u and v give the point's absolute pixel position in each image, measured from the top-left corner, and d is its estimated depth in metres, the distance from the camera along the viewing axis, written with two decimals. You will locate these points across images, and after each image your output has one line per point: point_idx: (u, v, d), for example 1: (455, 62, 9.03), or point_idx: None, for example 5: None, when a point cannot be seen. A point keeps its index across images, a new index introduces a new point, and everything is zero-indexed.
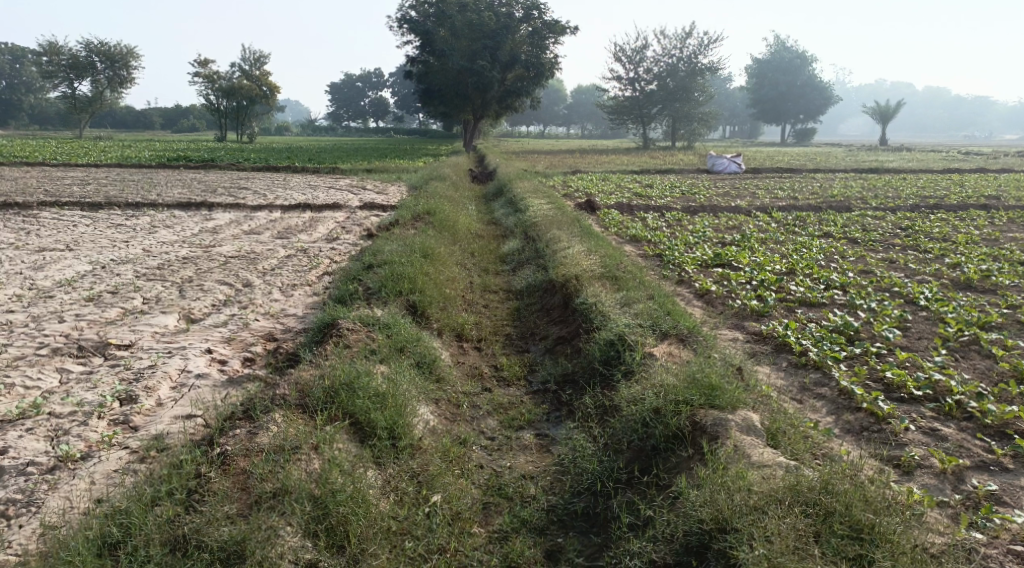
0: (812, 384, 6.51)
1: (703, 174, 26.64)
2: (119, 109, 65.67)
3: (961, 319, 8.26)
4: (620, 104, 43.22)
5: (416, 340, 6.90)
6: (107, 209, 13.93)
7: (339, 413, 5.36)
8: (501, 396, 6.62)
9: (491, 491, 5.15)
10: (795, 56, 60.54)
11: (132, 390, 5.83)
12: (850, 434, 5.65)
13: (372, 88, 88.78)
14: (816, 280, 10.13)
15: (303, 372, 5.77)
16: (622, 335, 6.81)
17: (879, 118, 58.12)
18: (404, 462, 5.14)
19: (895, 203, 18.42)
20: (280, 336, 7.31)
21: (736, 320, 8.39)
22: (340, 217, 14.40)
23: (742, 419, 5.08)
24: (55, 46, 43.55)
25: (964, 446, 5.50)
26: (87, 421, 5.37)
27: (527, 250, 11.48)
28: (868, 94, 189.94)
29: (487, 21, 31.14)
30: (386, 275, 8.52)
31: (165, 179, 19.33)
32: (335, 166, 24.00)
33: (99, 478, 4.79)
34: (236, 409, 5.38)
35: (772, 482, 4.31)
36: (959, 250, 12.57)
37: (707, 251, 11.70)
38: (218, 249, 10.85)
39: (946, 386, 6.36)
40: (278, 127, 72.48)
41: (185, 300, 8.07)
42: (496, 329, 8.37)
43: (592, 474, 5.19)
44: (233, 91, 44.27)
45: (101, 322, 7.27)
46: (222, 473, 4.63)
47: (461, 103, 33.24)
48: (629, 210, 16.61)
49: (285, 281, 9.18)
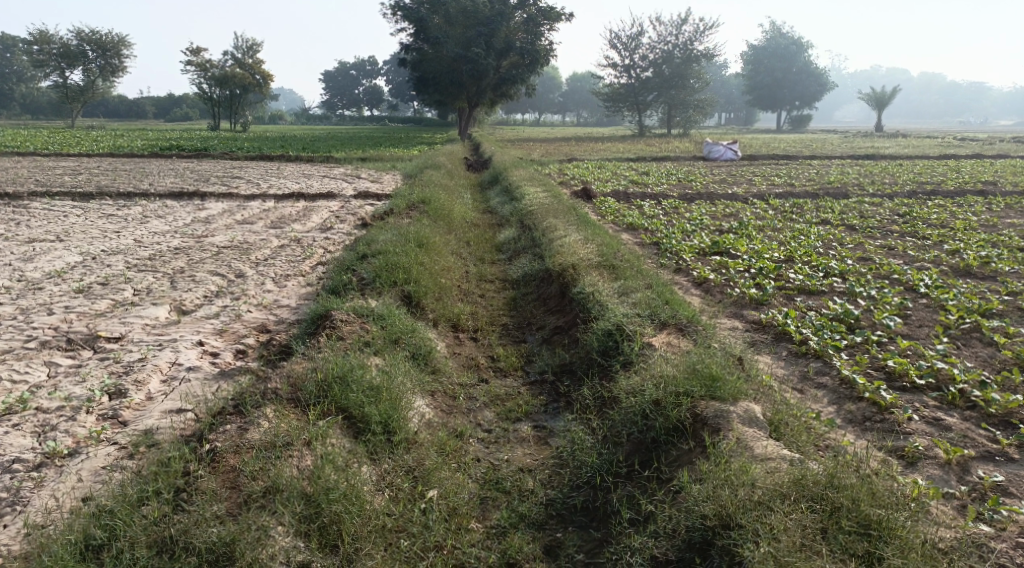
0: (813, 373, 6.42)
1: (698, 161, 26.48)
2: (110, 98, 65.17)
3: (962, 306, 8.17)
4: (615, 91, 42.97)
5: (411, 331, 6.79)
6: (99, 199, 13.76)
7: (332, 407, 5.24)
8: (498, 387, 6.52)
9: (488, 485, 5.06)
10: (790, 42, 60.26)
11: (122, 384, 5.70)
12: (853, 425, 5.56)
13: (367, 76, 88.18)
14: (815, 268, 10.03)
15: (297, 365, 5.65)
16: (620, 325, 6.71)
17: (873, 103, 57.94)
18: (400, 457, 5.03)
19: (892, 190, 18.32)
20: (272, 327, 7.19)
21: (735, 309, 8.29)
22: (335, 206, 14.26)
23: (744, 410, 4.98)
24: (44, 35, 42.97)
25: (969, 436, 5.41)
26: (76, 416, 5.26)
27: (524, 238, 11.37)
28: (863, 80, 189.61)
29: (481, 8, 31.04)
30: (380, 265, 8.39)
31: (157, 168, 19.15)
32: (329, 154, 23.78)
33: (86, 475, 4.68)
34: (227, 403, 5.26)
35: (777, 477, 4.22)
36: (957, 237, 12.48)
37: (704, 239, 11.59)
38: (211, 239, 10.72)
39: (949, 375, 6.28)
40: (272, 116, 72.13)
41: (176, 291, 7.94)
42: (492, 319, 8.27)
43: (591, 467, 5.10)
44: (226, 79, 43.96)
45: (90, 315, 7.13)
46: (211, 471, 4.52)
47: (456, 90, 32.96)
48: (626, 198, 16.48)
49: (278, 272, 9.05)
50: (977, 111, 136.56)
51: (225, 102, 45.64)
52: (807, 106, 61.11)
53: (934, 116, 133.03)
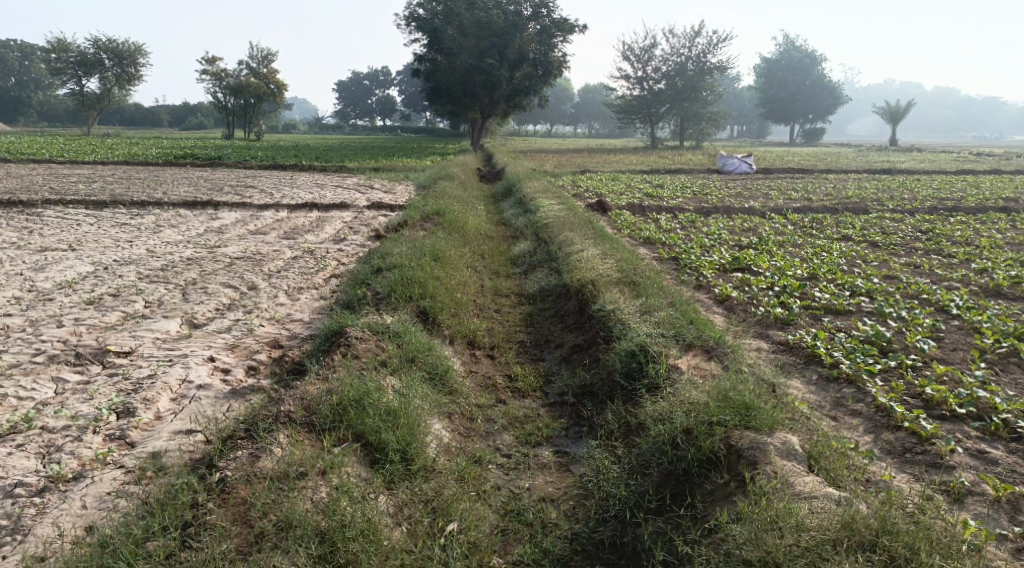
0: (847, 399, 6.15)
1: (714, 174, 26.22)
2: (126, 107, 65.59)
3: (996, 329, 7.86)
4: (628, 103, 42.79)
5: (428, 350, 6.56)
6: (112, 208, 13.62)
7: (348, 434, 5.02)
8: (516, 408, 6.26)
9: (509, 516, 4.84)
10: (804, 56, 60.08)
11: (130, 402, 5.49)
12: (892, 456, 5.31)
13: (380, 86, 88.04)
14: (841, 286, 9.74)
15: (310, 386, 5.42)
16: (644, 345, 6.45)
17: (888, 118, 57.58)
18: (418, 486, 4.80)
19: (912, 205, 17.97)
20: (285, 343, 6.98)
21: (760, 328, 8.01)
22: (348, 216, 14.09)
23: (781, 442, 4.74)
24: (62, 44, 43.28)
25: (1017, 471, 5.16)
26: (82, 436, 5.05)
27: (539, 252, 11.13)
28: (877, 94, 189.01)
29: (495, 19, 30.87)
30: (395, 279, 8.18)
31: (171, 177, 19.04)
32: (342, 164, 23.66)
33: (91, 502, 4.49)
34: (238, 426, 5.05)
35: (823, 521, 4.00)
36: (983, 255, 12.16)
37: (724, 254, 11.32)
38: (224, 250, 10.54)
39: (990, 403, 6.00)
40: (285, 125, 72.32)
41: (187, 304, 7.74)
42: (509, 336, 8.02)
43: (619, 500, 4.86)
44: (242, 89, 44.20)
45: (100, 328, 6.94)
46: (221, 504, 4.32)
47: (469, 101, 32.88)
48: (641, 211, 16.24)
49: (291, 285, 8.85)
50: (992, 125, 135.76)
51: (240, 111, 45.78)
52: (821, 120, 60.77)
53: (948, 132, 132.44)
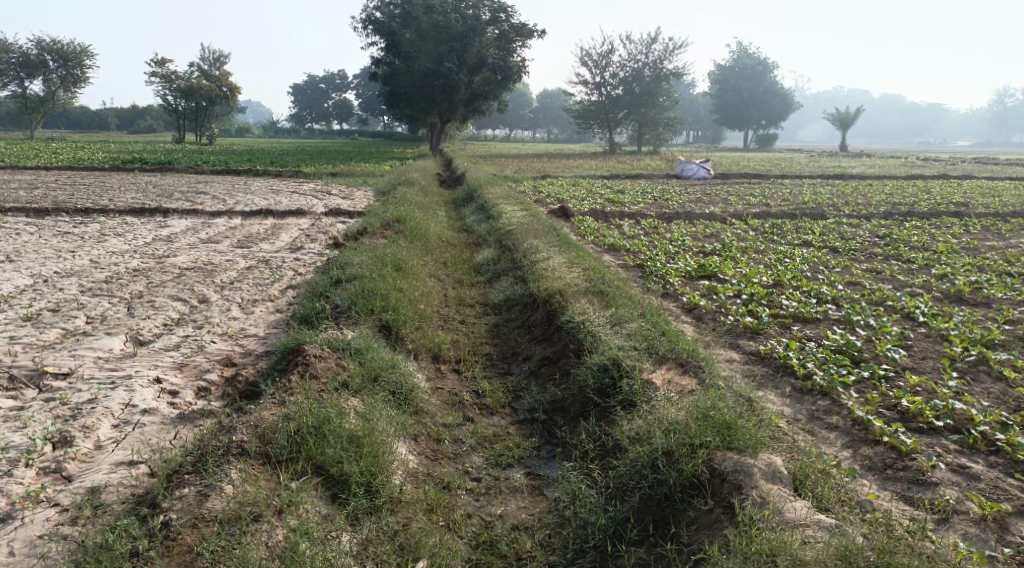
0: (823, 412, 5.99)
1: (672, 179, 26.28)
2: (71, 109, 63.53)
3: (965, 337, 7.79)
4: (586, 108, 42.67)
5: (391, 367, 6.23)
6: (54, 216, 12.95)
7: (307, 466, 4.69)
8: (485, 427, 5.97)
9: (481, 548, 4.59)
10: (757, 62, 60.93)
11: (68, 430, 5.06)
12: (874, 473, 5.16)
13: (336, 90, 86.61)
14: (807, 293, 9.63)
15: (265, 412, 5.07)
16: (617, 359, 6.20)
17: (839, 122, 58.62)
18: (383, 521, 4.52)
19: (867, 210, 18.17)
20: (239, 360, 6.58)
21: (729, 338, 7.82)
22: (304, 223, 13.66)
23: (767, 464, 4.59)
24: (3, 44, 41.57)
25: (1000, 487, 5.04)
26: (12, 470, 4.64)
27: (503, 260, 10.83)
28: (825, 100, 193.40)
29: (453, 23, 30.42)
30: (356, 292, 7.83)
31: (119, 182, 18.31)
32: (299, 169, 23.05)
33: (19, 549, 4.11)
34: (185, 459, 4.67)
35: (817, 554, 3.89)
36: (942, 260, 12.21)
37: (689, 262, 11.15)
38: (173, 260, 10.04)
39: (967, 415, 5.88)
40: (239, 130, 71.02)
41: (133, 319, 7.28)
42: (475, 348, 7.70)
43: (598, 529, 4.61)
44: (192, 92, 43.08)
45: (37, 347, 6.46)
46: (164, 552, 3.98)
47: (427, 106, 32.43)
48: (604, 217, 16.08)
49: (245, 297, 8.43)
50: (937, 131, 139.65)
51: (191, 114, 44.57)
52: (773, 125, 61.78)
53: (897, 136, 135.72)
